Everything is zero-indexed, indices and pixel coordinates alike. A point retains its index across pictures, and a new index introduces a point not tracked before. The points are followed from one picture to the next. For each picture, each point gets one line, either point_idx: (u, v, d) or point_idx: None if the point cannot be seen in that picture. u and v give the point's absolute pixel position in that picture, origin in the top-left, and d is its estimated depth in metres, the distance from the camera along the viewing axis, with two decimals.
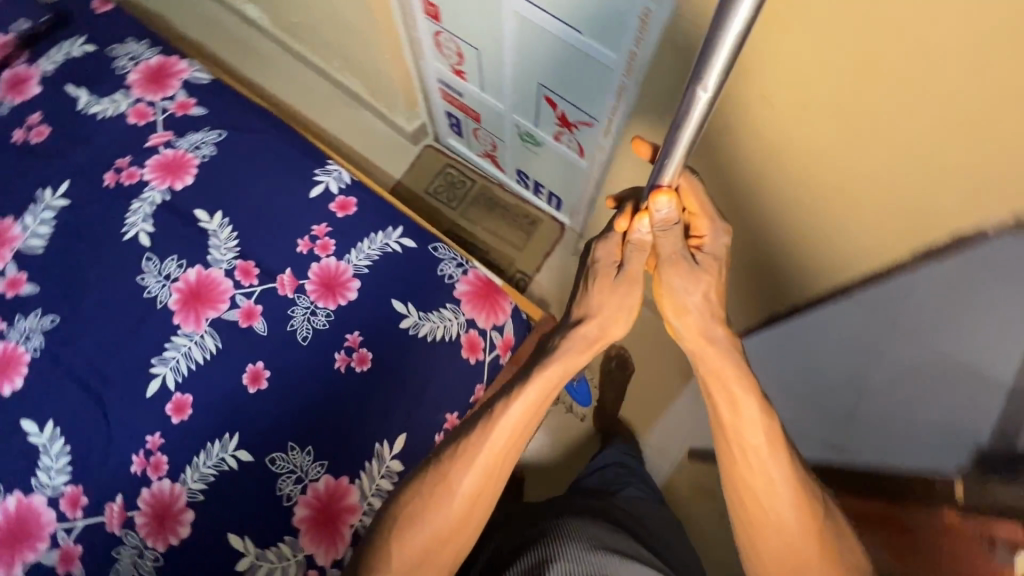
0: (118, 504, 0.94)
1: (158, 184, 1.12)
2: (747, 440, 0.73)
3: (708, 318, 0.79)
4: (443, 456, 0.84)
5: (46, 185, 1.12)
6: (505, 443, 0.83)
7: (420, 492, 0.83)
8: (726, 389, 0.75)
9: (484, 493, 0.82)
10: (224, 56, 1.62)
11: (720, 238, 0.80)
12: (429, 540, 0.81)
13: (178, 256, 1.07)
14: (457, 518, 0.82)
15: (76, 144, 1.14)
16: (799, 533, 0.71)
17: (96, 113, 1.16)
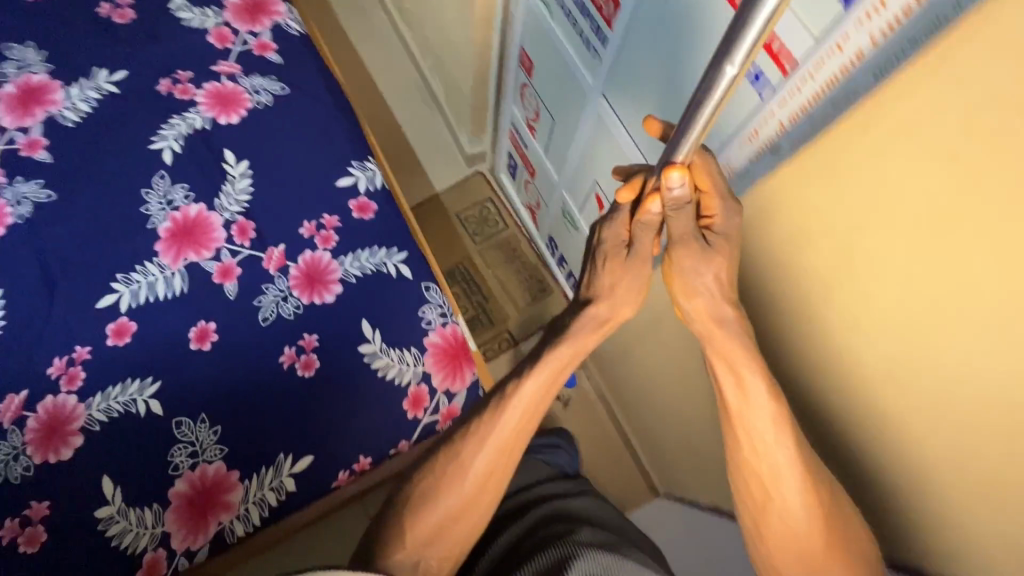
0: (19, 398, 0.92)
1: (205, 110, 1.11)
2: (753, 422, 0.76)
3: (720, 300, 0.78)
4: (456, 439, 0.88)
5: (104, 66, 1.12)
6: (518, 427, 0.86)
7: (435, 470, 0.86)
8: (732, 368, 0.77)
9: (495, 473, 0.85)
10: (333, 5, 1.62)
11: (731, 217, 0.74)
12: (442, 519, 0.83)
13: (189, 187, 1.06)
14: (468, 496, 0.84)
15: (151, 40, 1.15)
16: (804, 535, 0.74)
17: (182, 19, 1.17)
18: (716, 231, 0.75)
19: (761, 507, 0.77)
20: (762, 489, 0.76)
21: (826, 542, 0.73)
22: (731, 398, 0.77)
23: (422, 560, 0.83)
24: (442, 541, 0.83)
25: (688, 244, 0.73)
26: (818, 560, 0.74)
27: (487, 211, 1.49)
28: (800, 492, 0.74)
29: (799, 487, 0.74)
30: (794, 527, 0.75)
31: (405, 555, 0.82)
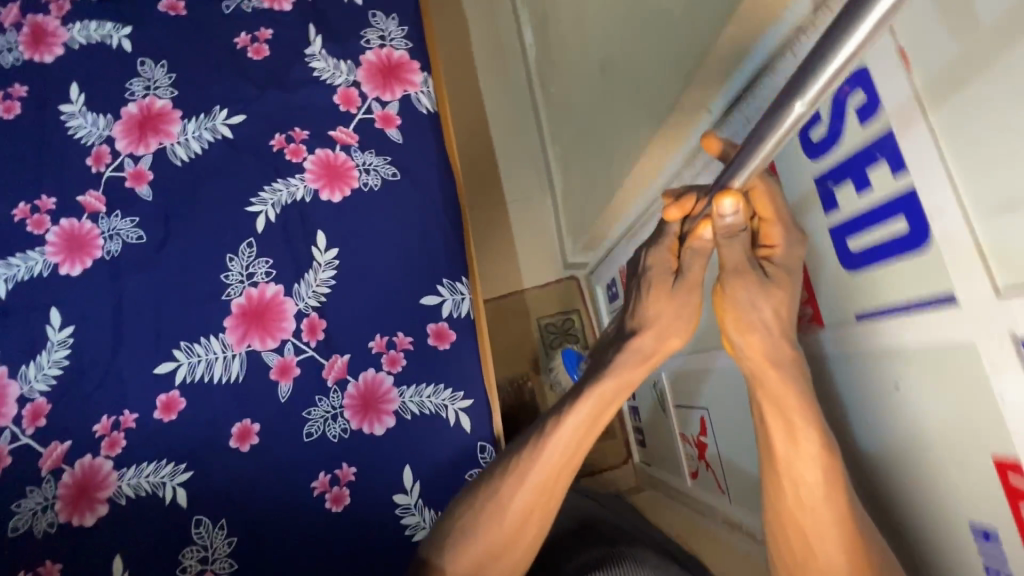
0: (62, 448, 0.91)
1: (310, 179, 1.04)
2: (802, 475, 0.61)
3: (778, 339, 0.63)
4: (491, 473, 0.75)
5: (226, 106, 1.06)
6: (565, 462, 0.73)
7: (468, 505, 0.74)
8: (786, 421, 0.62)
9: (542, 510, 0.73)
10: (475, 44, 1.47)
11: (794, 249, 0.63)
12: (482, 556, 0.72)
13: (272, 263, 1.00)
14: (505, 539, 0.72)
15: (277, 87, 1.08)
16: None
17: (314, 69, 1.09)
18: (774, 262, 0.64)
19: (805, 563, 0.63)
20: (797, 535, 0.63)
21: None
22: (778, 446, 0.62)
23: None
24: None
25: (745, 272, 0.62)
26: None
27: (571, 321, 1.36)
28: (848, 555, 0.59)
29: (844, 554, 0.60)
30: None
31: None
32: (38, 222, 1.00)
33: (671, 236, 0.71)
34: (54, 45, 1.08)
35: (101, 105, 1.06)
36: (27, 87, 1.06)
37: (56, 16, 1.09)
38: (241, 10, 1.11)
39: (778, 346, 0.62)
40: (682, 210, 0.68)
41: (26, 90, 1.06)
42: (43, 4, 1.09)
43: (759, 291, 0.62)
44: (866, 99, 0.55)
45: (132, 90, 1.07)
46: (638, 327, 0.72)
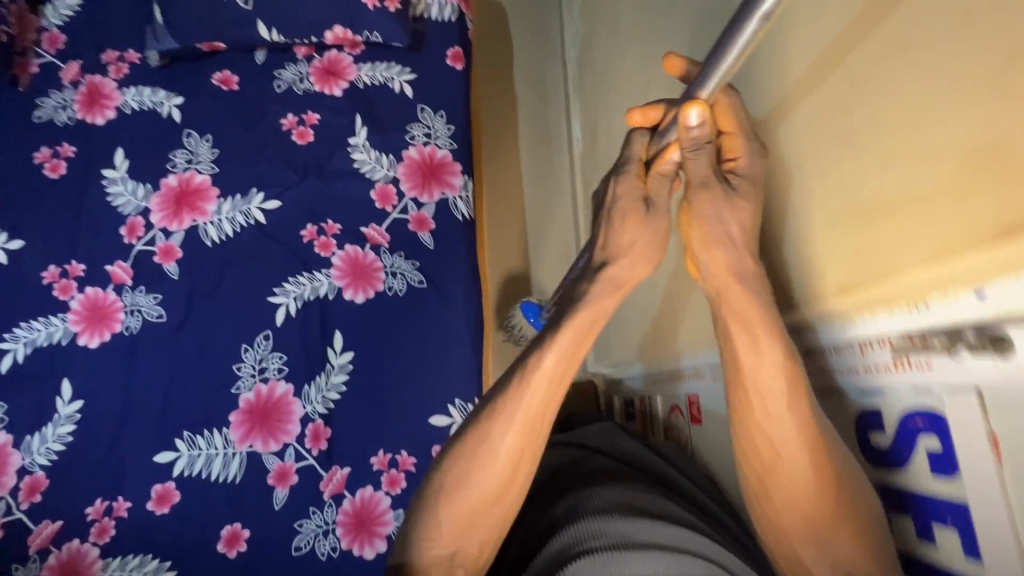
0: (53, 527, 0.90)
1: (336, 276, 1.02)
2: (769, 388, 0.56)
3: (741, 255, 0.60)
4: (475, 421, 0.70)
5: (263, 189, 1.06)
6: (542, 395, 0.68)
7: (460, 458, 0.69)
8: (749, 327, 0.57)
9: (529, 448, 0.68)
10: (523, 139, 1.54)
11: (757, 162, 0.61)
12: (473, 510, 0.67)
13: (286, 361, 0.98)
14: (495, 491, 0.68)
15: (316, 175, 1.07)
16: (824, 516, 0.55)
17: (355, 160, 1.08)
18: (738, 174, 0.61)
19: (783, 489, 0.57)
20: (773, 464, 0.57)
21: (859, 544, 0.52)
22: (741, 359, 0.58)
23: (459, 553, 0.68)
24: (470, 536, 0.68)
25: (712, 186, 0.58)
26: (820, 531, 0.56)
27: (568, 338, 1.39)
28: (815, 460, 0.54)
29: (806, 452, 0.55)
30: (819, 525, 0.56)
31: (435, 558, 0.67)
32: (65, 287, 1.00)
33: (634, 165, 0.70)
34: (106, 107, 1.09)
35: (142, 174, 1.06)
36: (75, 148, 1.07)
37: (113, 77, 1.11)
38: (292, 91, 1.11)
39: (742, 258, 0.60)
40: (648, 116, 0.72)
41: (73, 150, 1.07)
42: (103, 65, 1.11)
43: (727, 204, 0.59)
44: (940, 449, 0.44)
45: (174, 161, 1.07)
46: (606, 257, 0.70)
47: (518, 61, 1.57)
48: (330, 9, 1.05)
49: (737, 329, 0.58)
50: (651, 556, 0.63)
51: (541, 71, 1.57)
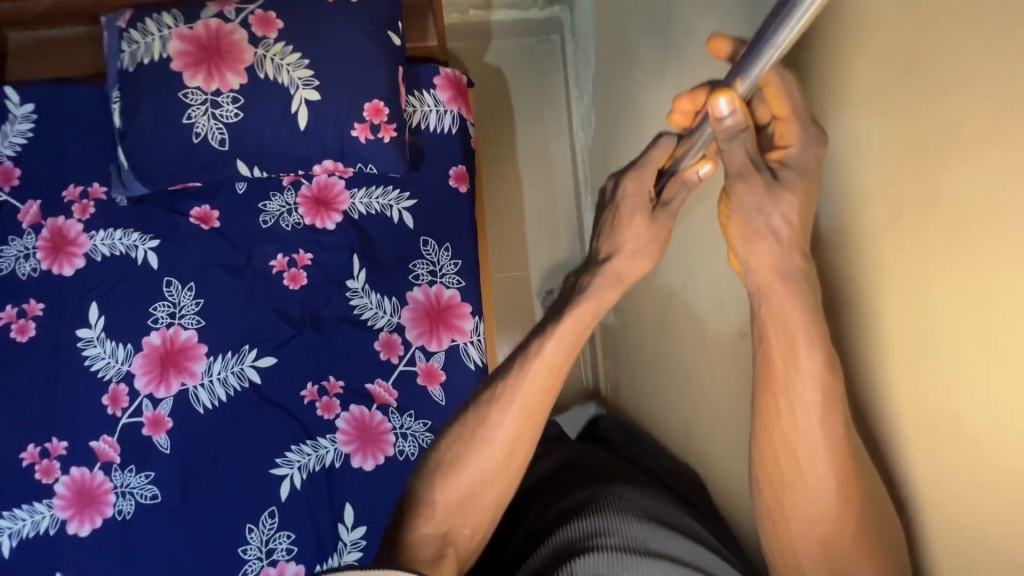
0: None
1: (342, 441, 0.95)
2: (802, 400, 0.45)
3: (790, 250, 0.45)
4: (473, 404, 0.66)
5: (255, 345, 0.97)
6: (552, 378, 0.63)
7: (458, 440, 0.65)
8: (788, 335, 0.45)
9: (524, 440, 0.63)
10: (530, 222, 1.44)
11: (815, 150, 0.44)
12: (472, 487, 0.64)
13: (294, 539, 0.91)
14: (492, 471, 0.63)
15: (313, 326, 0.98)
16: (834, 521, 0.46)
17: (354, 306, 0.99)
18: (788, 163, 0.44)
19: (789, 485, 0.48)
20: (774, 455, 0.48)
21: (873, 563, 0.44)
22: (775, 361, 0.46)
23: (452, 532, 0.63)
24: (461, 515, 0.63)
25: (748, 176, 0.44)
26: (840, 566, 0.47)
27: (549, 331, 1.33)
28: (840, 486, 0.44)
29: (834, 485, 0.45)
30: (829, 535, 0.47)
31: (431, 536, 0.63)
32: (47, 469, 0.92)
33: (659, 162, 0.59)
34: (73, 254, 0.98)
35: (120, 332, 0.97)
36: (43, 304, 0.97)
37: (78, 218, 0.99)
38: (280, 227, 1.01)
39: (789, 263, 0.45)
40: (693, 105, 0.53)
41: (41, 308, 0.97)
42: (66, 204, 1.00)
43: (767, 200, 0.44)
44: None
45: (155, 315, 0.97)
46: (609, 253, 0.64)
47: (521, 135, 1.46)
48: (319, 144, 0.92)
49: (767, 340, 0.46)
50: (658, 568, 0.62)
51: (547, 146, 1.46)
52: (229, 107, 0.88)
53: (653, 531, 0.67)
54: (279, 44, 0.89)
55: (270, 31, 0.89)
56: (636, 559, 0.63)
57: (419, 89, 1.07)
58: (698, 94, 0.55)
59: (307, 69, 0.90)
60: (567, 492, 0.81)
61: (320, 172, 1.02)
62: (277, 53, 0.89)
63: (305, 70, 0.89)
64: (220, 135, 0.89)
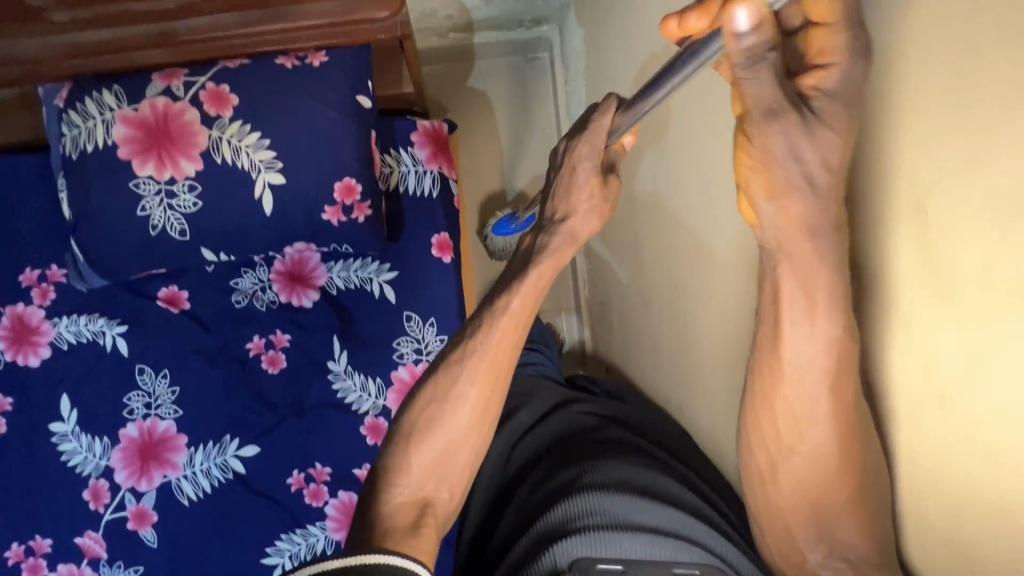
0: None
1: (332, 528, 0.92)
2: (810, 363, 0.49)
3: (826, 203, 0.43)
4: (441, 365, 0.68)
5: (236, 434, 0.93)
6: (514, 334, 0.66)
7: (427, 404, 0.66)
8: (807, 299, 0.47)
9: (493, 396, 0.66)
10: None
11: (855, 76, 0.40)
12: (446, 449, 0.65)
13: None
14: (464, 431, 0.65)
15: (296, 412, 0.94)
16: (826, 479, 0.53)
17: (337, 390, 0.95)
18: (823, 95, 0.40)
19: (780, 426, 0.54)
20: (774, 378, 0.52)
21: (852, 497, 0.52)
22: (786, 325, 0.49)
23: (431, 499, 0.64)
24: (436, 475, 0.64)
25: (782, 113, 0.39)
26: (823, 510, 0.55)
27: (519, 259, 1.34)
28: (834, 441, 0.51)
29: (832, 438, 0.51)
30: (812, 473, 0.54)
31: (408, 499, 0.63)
32: (33, 568, 0.90)
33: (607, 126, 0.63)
34: (38, 344, 0.93)
35: (95, 425, 0.93)
36: (12, 399, 0.93)
37: (39, 303, 0.94)
38: (255, 307, 0.95)
39: (825, 212, 0.43)
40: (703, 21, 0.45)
41: (10, 402, 0.93)
42: (23, 289, 0.94)
43: (799, 142, 0.40)
44: None
45: (131, 406, 0.93)
46: (564, 216, 0.68)
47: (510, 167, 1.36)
48: (288, 229, 0.85)
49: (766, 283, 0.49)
50: (643, 538, 0.69)
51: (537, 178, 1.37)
52: (186, 196, 0.81)
53: (635, 505, 0.74)
54: (235, 123, 0.81)
55: (224, 109, 0.81)
56: (622, 536, 0.69)
57: (396, 147, 0.99)
58: (706, 6, 0.45)
59: (269, 150, 0.82)
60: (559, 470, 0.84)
61: (290, 246, 0.96)
62: (234, 134, 0.81)
63: (267, 151, 0.82)
64: (180, 225, 0.82)
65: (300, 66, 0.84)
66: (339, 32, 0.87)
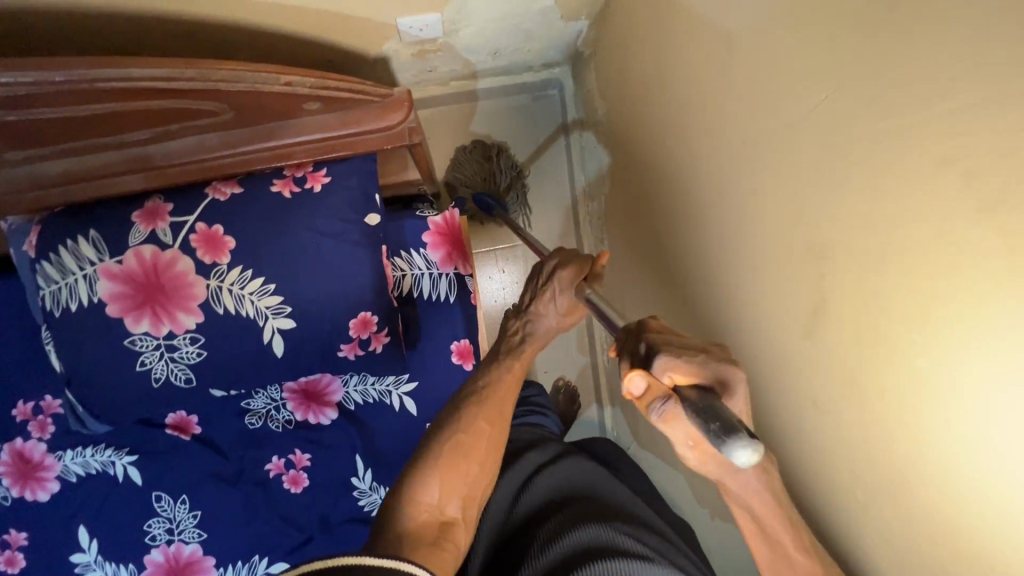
0: None
1: None
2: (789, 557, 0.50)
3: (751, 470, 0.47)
4: (458, 402, 0.70)
5: (265, 553, 0.89)
6: (514, 387, 0.72)
7: (448, 436, 0.66)
8: (762, 529, 0.50)
9: (501, 435, 0.69)
10: None
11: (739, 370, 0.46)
12: (466, 480, 0.65)
13: None
14: (478, 463, 0.66)
15: (322, 531, 0.91)
16: None
17: (364, 505, 0.92)
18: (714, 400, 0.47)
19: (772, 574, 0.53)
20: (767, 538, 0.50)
21: None
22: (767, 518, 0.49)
23: (447, 527, 0.62)
24: (451, 491, 0.63)
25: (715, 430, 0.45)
26: None
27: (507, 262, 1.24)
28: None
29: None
30: None
31: (427, 519, 0.61)
32: None
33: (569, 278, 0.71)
34: (44, 478, 0.89)
35: (116, 553, 0.89)
36: (26, 533, 0.89)
37: (39, 436, 0.89)
38: (272, 428, 0.91)
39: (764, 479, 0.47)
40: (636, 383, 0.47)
41: (25, 537, 0.89)
42: (20, 423, 0.89)
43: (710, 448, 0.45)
44: None
45: (153, 532, 0.89)
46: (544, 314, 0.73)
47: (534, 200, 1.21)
48: (302, 368, 0.78)
49: (726, 496, 0.50)
50: None
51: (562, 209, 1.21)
52: (188, 347, 0.73)
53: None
54: (235, 269, 0.73)
55: (221, 254, 0.72)
56: None
57: (406, 249, 0.91)
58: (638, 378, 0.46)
59: (275, 295, 0.74)
60: (573, 514, 0.72)
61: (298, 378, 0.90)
62: (235, 281, 0.73)
63: (272, 296, 0.74)
64: (184, 374, 0.75)
65: (298, 192, 0.75)
66: (337, 145, 0.79)
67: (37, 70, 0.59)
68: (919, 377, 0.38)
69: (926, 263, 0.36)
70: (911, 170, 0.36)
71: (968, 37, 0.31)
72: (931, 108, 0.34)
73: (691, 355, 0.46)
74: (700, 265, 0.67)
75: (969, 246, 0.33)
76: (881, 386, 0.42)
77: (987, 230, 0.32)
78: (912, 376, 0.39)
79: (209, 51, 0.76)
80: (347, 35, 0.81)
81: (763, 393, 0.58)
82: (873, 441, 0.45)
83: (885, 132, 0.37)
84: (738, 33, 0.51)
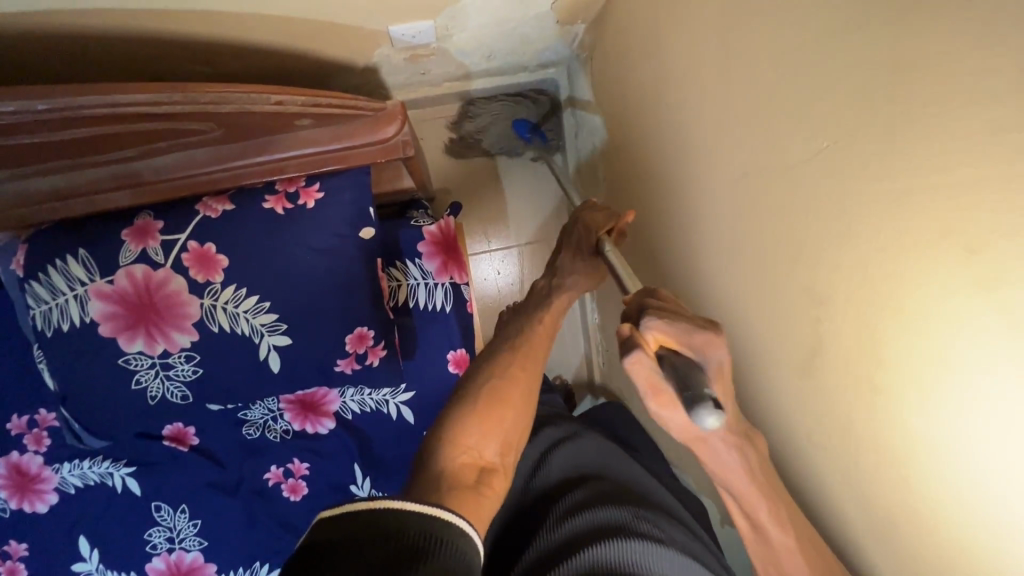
0: None
1: None
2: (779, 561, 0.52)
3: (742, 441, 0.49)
4: (488, 354, 0.67)
5: (266, 559, 0.91)
6: (544, 341, 0.70)
7: (482, 378, 0.63)
8: (747, 514, 0.52)
9: (534, 388, 0.64)
10: None
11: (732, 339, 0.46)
12: (503, 426, 0.59)
13: None
14: (514, 408, 0.61)
15: None
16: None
17: None
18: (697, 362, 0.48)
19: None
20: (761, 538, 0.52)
21: None
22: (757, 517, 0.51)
23: (484, 474, 0.55)
24: (490, 436, 0.58)
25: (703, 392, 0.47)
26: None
27: (502, 263, 1.23)
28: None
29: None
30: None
31: (465, 461, 0.55)
32: None
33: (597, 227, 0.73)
34: (42, 490, 0.89)
35: (118, 563, 0.90)
36: (26, 544, 0.89)
37: (35, 449, 0.89)
38: (269, 438, 0.91)
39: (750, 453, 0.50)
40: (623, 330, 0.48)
41: (26, 547, 0.89)
42: (15, 437, 0.89)
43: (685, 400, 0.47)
44: None
45: (153, 541, 0.90)
46: (571, 271, 0.75)
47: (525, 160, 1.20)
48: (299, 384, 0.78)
49: (719, 486, 0.53)
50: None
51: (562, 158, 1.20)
52: (184, 365, 0.73)
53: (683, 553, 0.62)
54: (229, 287, 0.72)
55: (213, 272, 0.71)
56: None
57: (402, 259, 0.91)
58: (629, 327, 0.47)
59: (270, 312, 0.73)
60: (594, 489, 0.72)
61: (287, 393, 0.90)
62: (229, 299, 0.72)
63: (267, 314, 0.73)
64: (180, 392, 0.75)
65: (292, 209, 0.74)
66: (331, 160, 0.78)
67: (19, 99, 0.59)
68: (912, 433, 0.40)
69: (923, 326, 0.37)
70: (905, 225, 0.36)
71: (963, 106, 0.31)
72: (935, 179, 0.34)
73: (686, 317, 0.45)
74: (695, 289, 0.67)
75: (969, 318, 0.34)
76: (878, 439, 0.43)
77: (986, 306, 0.32)
78: (906, 431, 0.40)
79: (198, 65, 0.74)
80: (339, 46, 0.79)
81: (759, 417, 0.59)
82: (869, 484, 0.46)
83: (879, 188, 0.38)
84: (742, 68, 0.51)
